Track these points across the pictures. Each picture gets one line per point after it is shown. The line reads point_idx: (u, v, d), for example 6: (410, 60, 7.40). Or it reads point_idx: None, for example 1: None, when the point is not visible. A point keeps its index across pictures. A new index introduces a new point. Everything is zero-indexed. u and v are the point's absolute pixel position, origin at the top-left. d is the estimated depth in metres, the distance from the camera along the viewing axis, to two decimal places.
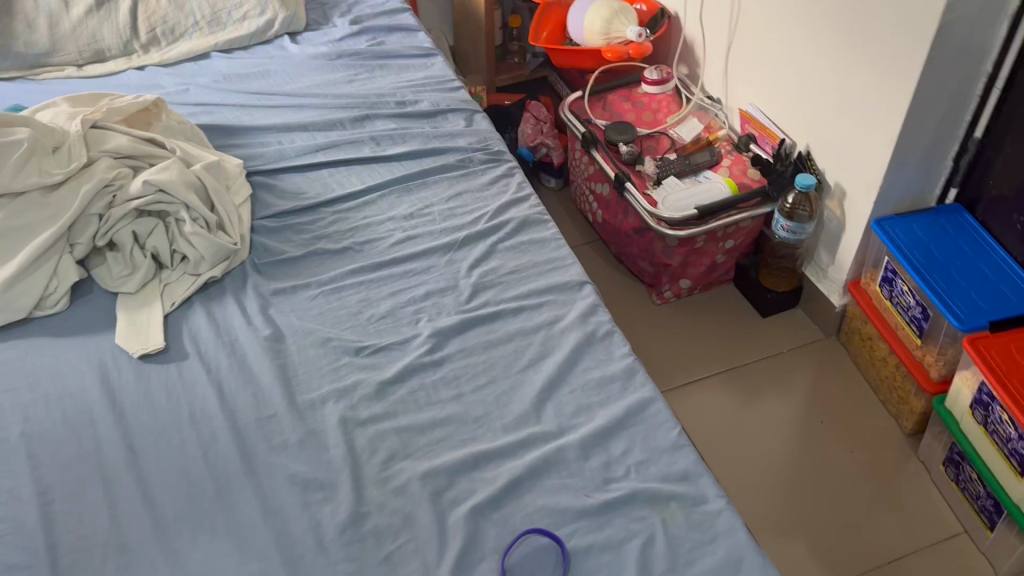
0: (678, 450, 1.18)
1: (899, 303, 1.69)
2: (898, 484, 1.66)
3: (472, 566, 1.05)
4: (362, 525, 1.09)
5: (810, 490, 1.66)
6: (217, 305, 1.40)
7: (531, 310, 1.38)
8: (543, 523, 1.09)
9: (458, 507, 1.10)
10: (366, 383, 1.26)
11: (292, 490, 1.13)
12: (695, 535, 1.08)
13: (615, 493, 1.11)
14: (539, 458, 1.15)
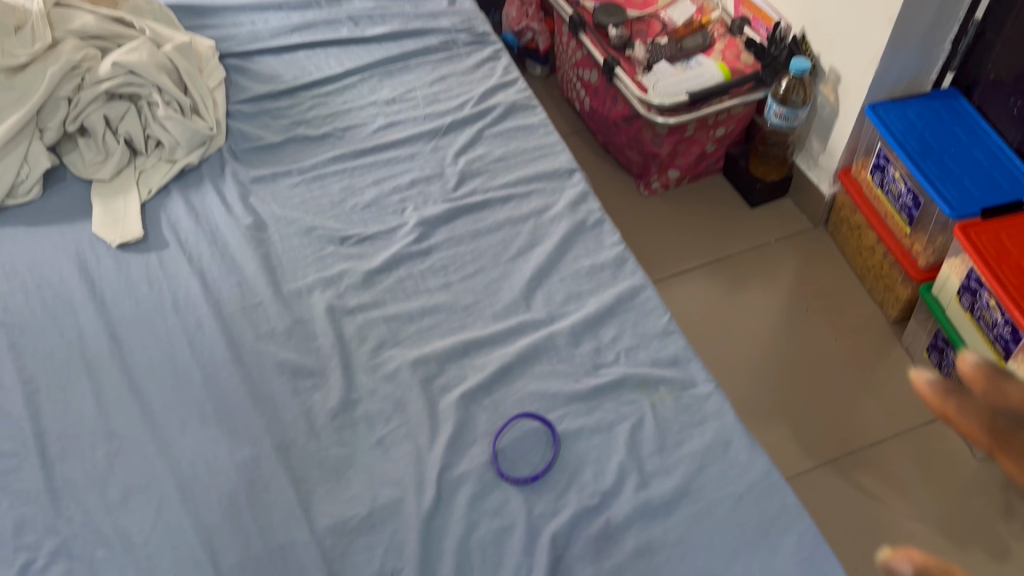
0: (668, 336, 1.17)
1: (890, 190, 1.67)
2: (883, 370, 1.68)
3: (464, 450, 1.05)
4: (352, 411, 1.09)
5: (795, 375, 1.68)
6: (195, 192, 1.36)
7: (520, 198, 1.34)
8: (534, 407, 1.10)
9: (448, 393, 1.10)
10: (352, 272, 1.23)
11: (280, 377, 1.12)
12: (683, 418, 1.08)
13: (605, 378, 1.11)
14: (529, 344, 1.15)
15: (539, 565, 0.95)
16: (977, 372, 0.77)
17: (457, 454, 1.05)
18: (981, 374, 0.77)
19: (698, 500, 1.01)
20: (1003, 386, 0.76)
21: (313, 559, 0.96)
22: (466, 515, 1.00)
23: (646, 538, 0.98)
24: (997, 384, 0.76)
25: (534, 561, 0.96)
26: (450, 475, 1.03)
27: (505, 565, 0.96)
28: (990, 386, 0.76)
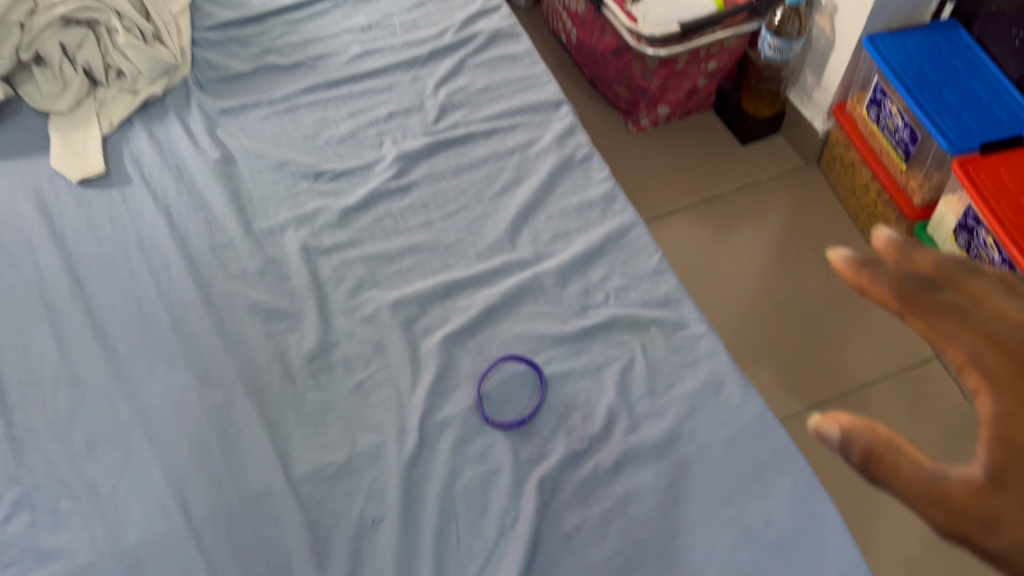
0: (659, 276, 1.11)
1: (886, 126, 1.62)
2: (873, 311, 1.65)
3: (447, 393, 1.01)
4: (329, 354, 1.04)
5: (785, 315, 1.65)
6: (160, 125, 1.28)
7: (504, 132, 1.27)
8: (520, 350, 1.05)
9: (430, 336, 1.05)
10: (327, 209, 1.17)
11: (253, 320, 1.06)
12: (675, 359, 1.04)
13: (594, 319, 1.07)
14: (514, 285, 1.09)
15: (526, 512, 0.92)
16: (895, 245, 0.61)
17: (441, 398, 1.00)
18: (895, 248, 0.61)
19: (690, 443, 0.98)
20: (914, 257, 0.60)
21: (289, 508, 0.92)
22: (450, 461, 0.96)
23: (635, 483, 0.95)
24: (909, 255, 0.60)
25: (519, 508, 0.93)
26: (433, 420, 0.99)
27: (490, 511, 0.93)
28: (906, 259, 0.60)
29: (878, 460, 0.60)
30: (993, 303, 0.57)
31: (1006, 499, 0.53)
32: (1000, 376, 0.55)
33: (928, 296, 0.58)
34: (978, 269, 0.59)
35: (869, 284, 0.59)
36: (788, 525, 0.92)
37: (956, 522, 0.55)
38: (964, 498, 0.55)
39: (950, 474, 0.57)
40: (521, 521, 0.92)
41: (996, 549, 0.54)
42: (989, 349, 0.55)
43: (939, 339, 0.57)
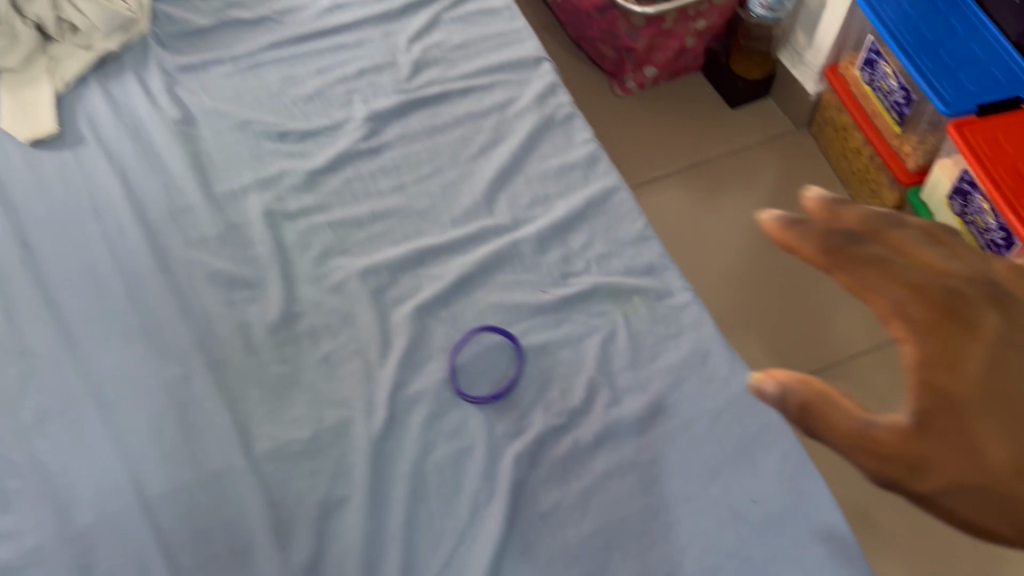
0: (643, 243, 1.06)
1: (880, 88, 1.56)
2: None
3: (419, 365, 0.96)
4: (294, 325, 0.98)
5: (775, 284, 1.60)
6: (116, 83, 1.21)
7: (481, 92, 1.21)
8: (496, 320, 1.00)
9: (401, 305, 1.00)
10: (293, 171, 1.11)
11: (214, 289, 1.01)
12: (659, 329, 0.99)
13: (574, 288, 1.01)
14: (490, 252, 1.04)
15: (501, 490, 0.87)
16: (823, 204, 0.58)
17: (412, 370, 0.95)
18: (823, 207, 0.58)
19: (674, 417, 0.93)
20: (840, 213, 0.58)
21: (250, 487, 0.87)
22: (421, 437, 0.91)
23: (617, 459, 0.90)
24: (836, 213, 0.57)
25: (494, 485, 0.88)
26: (404, 394, 0.93)
27: (463, 489, 0.88)
28: (832, 216, 0.58)
29: (815, 414, 0.55)
30: (912, 253, 0.55)
31: (935, 444, 0.52)
32: (922, 324, 0.53)
33: (853, 249, 0.55)
34: (898, 220, 0.57)
35: (796, 242, 0.56)
36: (776, 502, 0.88)
37: (883, 465, 0.52)
38: (892, 442, 0.52)
39: (881, 421, 0.53)
40: (495, 499, 0.87)
41: (922, 490, 0.52)
42: (913, 299, 0.53)
43: (860, 289, 0.54)
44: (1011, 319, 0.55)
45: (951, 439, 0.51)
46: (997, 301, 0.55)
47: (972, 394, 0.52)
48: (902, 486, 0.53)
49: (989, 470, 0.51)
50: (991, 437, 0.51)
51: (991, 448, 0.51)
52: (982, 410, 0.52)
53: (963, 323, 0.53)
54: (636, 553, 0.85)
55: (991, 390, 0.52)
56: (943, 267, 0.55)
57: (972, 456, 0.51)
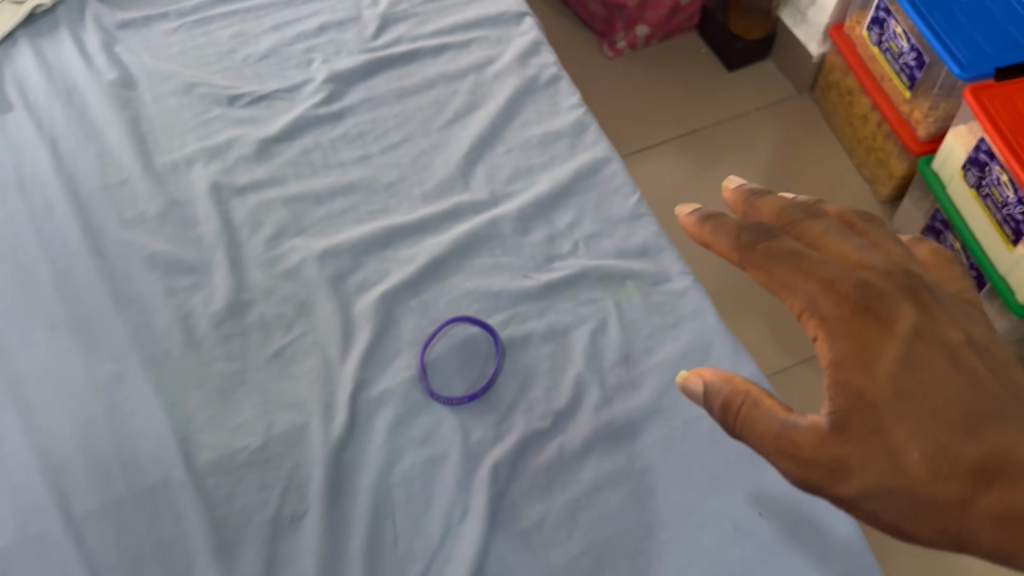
0: (637, 221, 0.94)
1: (889, 48, 1.43)
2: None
3: (385, 362, 0.85)
4: (243, 316, 0.87)
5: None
6: (48, 41, 1.08)
7: (456, 51, 1.08)
8: (472, 310, 0.89)
9: (365, 294, 0.89)
10: (244, 141, 0.98)
11: (152, 276, 0.89)
12: (654, 319, 0.88)
13: (560, 273, 0.90)
14: (466, 232, 0.92)
15: (477, 506, 0.77)
16: (745, 200, 0.67)
17: (377, 368, 0.84)
18: (746, 203, 0.67)
19: (672, 419, 0.82)
20: (758, 207, 0.67)
21: (190, 503, 0.76)
22: (386, 444, 0.80)
23: (608, 468, 0.79)
24: (754, 206, 0.66)
25: (469, 500, 0.78)
26: (367, 395, 0.83)
27: (434, 504, 0.78)
28: (749, 209, 0.67)
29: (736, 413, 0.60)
30: (828, 247, 0.61)
31: (851, 449, 0.54)
32: (833, 321, 0.57)
33: (768, 245, 0.60)
34: (816, 216, 0.63)
35: (713, 239, 0.64)
36: (788, 516, 0.78)
37: (806, 470, 0.55)
38: (807, 445, 0.55)
39: (800, 422, 0.56)
40: (471, 516, 0.76)
41: (846, 493, 0.54)
42: (824, 295, 0.57)
43: (778, 287, 0.60)
44: (930, 313, 0.57)
45: (866, 439, 0.54)
46: (916, 295, 0.58)
47: (889, 390, 0.54)
48: (823, 489, 0.55)
49: (911, 472, 0.52)
50: (909, 438, 0.53)
51: (910, 452, 0.53)
52: (899, 411, 0.53)
53: (878, 318, 0.56)
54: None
55: (907, 387, 0.54)
56: (856, 259, 0.59)
57: (892, 457, 0.53)
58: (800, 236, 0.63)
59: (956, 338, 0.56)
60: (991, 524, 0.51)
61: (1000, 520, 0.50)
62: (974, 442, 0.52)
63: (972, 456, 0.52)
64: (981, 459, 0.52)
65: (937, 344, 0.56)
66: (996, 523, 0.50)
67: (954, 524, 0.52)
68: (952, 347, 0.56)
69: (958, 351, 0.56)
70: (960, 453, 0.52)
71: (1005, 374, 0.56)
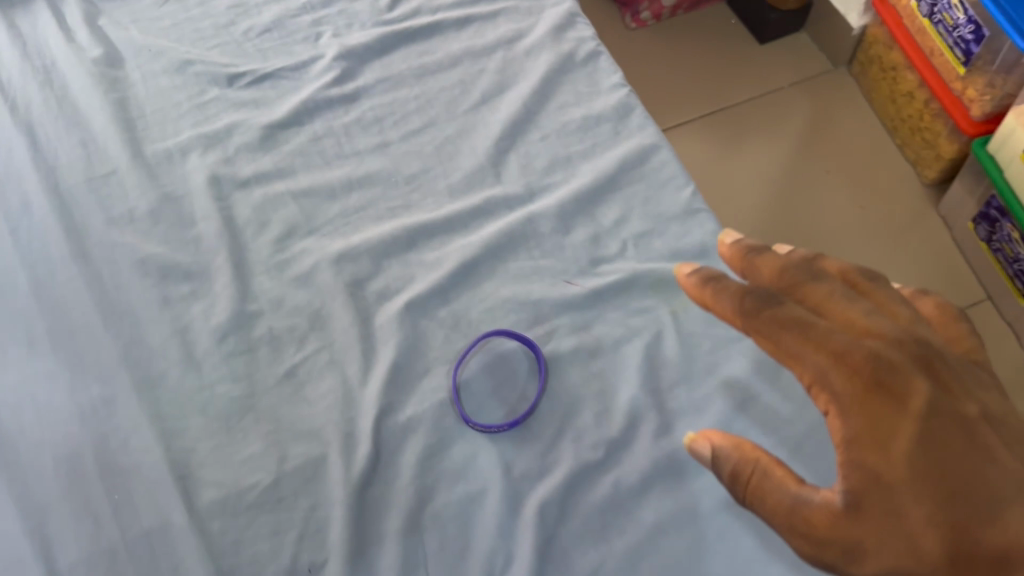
0: (692, 218, 0.83)
1: (941, 21, 1.29)
2: (908, 238, 1.43)
3: (412, 384, 0.75)
4: (249, 329, 0.76)
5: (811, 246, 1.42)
6: (23, 12, 0.96)
7: (483, 23, 0.96)
8: (510, 322, 0.78)
9: (387, 304, 0.78)
10: (245, 126, 0.87)
11: (144, 283, 0.78)
12: (716, 332, 0.78)
13: (608, 279, 0.79)
14: (500, 231, 0.81)
15: (522, 554, 0.67)
16: (741, 253, 0.67)
17: (402, 391, 0.74)
18: (742, 255, 0.67)
19: None
20: (756, 263, 0.66)
21: (192, 552, 0.66)
22: (415, 481, 0.70)
23: (671, 508, 0.69)
24: (754, 262, 0.66)
25: (512, 546, 0.67)
26: (393, 422, 0.72)
27: (472, 552, 0.68)
28: (749, 266, 0.66)
29: (749, 483, 0.57)
30: (832, 310, 0.60)
31: (868, 529, 0.51)
32: (842, 393, 0.55)
33: (772, 311, 0.60)
34: (820, 276, 0.62)
35: (717, 303, 0.65)
36: None
37: (817, 549, 0.53)
38: (825, 524, 0.52)
39: (813, 497, 0.54)
40: (516, 565, 0.66)
41: (862, 575, 0.52)
42: (834, 367, 0.56)
43: (786, 355, 0.58)
44: (943, 385, 0.55)
45: (882, 520, 0.51)
46: (929, 364, 0.55)
47: (904, 473, 0.51)
48: (838, 568, 0.53)
49: (929, 562, 0.49)
50: (927, 525, 0.50)
51: (929, 540, 0.50)
52: (914, 490, 0.51)
53: (889, 393, 0.54)
54: None
55: (925, 468, 0.51)
56: (863, 325, 0.58)
57: (909, 544, 0.50)
58: (804, 298, 0.61)
59: (972, 412, 0.53)
60: None
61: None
62: (995, 529, 0.49)
63: (989, 545, 0.49)
64: (1001, 548, 0.49)
65: (951, 418, 0.53)
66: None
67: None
68: (967, 422, 0.53)
69: (975, 426, 0.53)
70: (979, 542, 0.49)
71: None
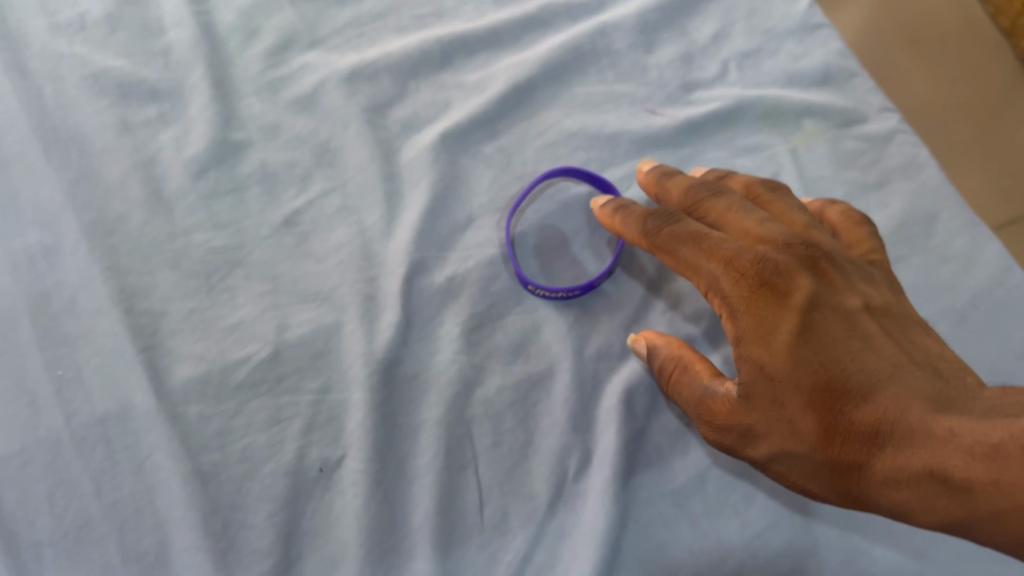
0: (813, 35, 0.64)
1: None
2: None
3: (452, 237, 0.56)
4: (236, 164, 0.58)
5: (957, 82, 0.80)
6: None
7: None
8: (579, 160, 0.59)
9: (417, 136, 0.60)
10: None
11: (96, 104, 0.59)
12: (849, 177, 0.60)
13: (707, 108, 0.61)
14: (562, 46, 0.62)
15: (603, 453, 0.50)
16: (653, 178, 0.54)
17: (441, 244, 0.56)
18: (656, 178, 0.54)
19: None
20: (668, 189, 0.53)
21: (162, 446, 0.49)
22: (460, 358, 0.52)
23: None
24: (664, 187, 0.53)
25: (590, 443, 0.51)
26: (429, 283, 0.55)
27: (539, 449, 0.51)
28: (661, 192, 0.53)
29: (669, 376, 0.49)
30: (731, 222, 0.49)
31: (757, 417, 0.45)
32: (734, 300, 0.46)
33: (670, 228, 0.49)
34: (720, 186, 0.51)
35: (622, 227, 0.52)
36: None
37: (720, 436, 0.47)
38: (724, 414, 0.46)
39: (718, 388, 0.47)
40: (596, 467, 0.50)
41: (758, 457, 0.46)
42: (723, 273, 0.47)
43: (683, 268, 0.49)
44: (832, 280, 0.46)
45: (765, 409, 0.44)
46: (817, 261, 0.47)
47: (785, 365, 0.44)
48: (741, 453, 0.47)
49: (808, 443, 0.43)
50: (806, 410, 0.43)
51: (807, 423, 0.43)
52: (799, 379, 0.43)
53: (775, 291, 0.45)
54: (844, 562, 0.49)
55: (808, 360, 0.44)
56: (758, 232, 0.48)
57: (789, 429, 0.44)
58: (705, 215, 0.50)
59: (855, 304, 0.46)
60: (891, 489, 0.41)
61: (897, 489, 0.41)
62: (865, 408, 0.42)
63: (863, 421, 0.42)
64: (874, 424, 0.42)
65: (836, 310, 0.45)
66: (893, 490, 0.41)
67: (856, 490, 0.43)
68: (851, 315, 0.45)
69: (859, 318, 0.45)
70: (851, 422, 0.42)
71: (910, 340, 0.45)
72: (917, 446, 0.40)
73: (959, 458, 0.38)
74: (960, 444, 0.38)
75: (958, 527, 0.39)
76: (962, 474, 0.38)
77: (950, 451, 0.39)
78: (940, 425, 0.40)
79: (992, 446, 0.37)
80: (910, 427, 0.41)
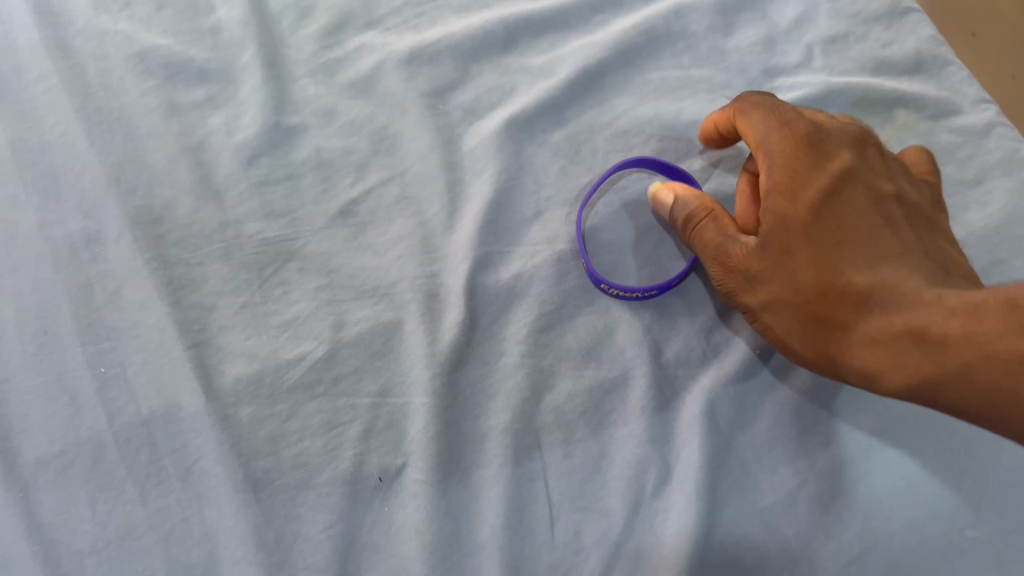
0: (904, 19, 0.60)
1: None
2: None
3: (518, 231, 0.53)
4: (288, 150, 0.54)
5: None
6: None
7: None
8: (653, 151, 0.55)
9: (480, 123, 0.56)
10: None
11: (141, 84, 0.56)
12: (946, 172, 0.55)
13: (790, 98, 0.57)
14: (635, 29, 0.58)
15: (684, 469, 0.46)
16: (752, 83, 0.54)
17: (507, 238, 0.52)
18: None
19: None
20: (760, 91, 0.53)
21: (211, 451, 0.46)
22: (528, 362, 0.49)
23: (895, 408, 0.48)
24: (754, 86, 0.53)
25: (669, 457, 0.47)
26: (493, 280, 0.51)
27: (613, 462, 0.47)
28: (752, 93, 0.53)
29: (695, 225, 0.48)
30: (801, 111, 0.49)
31: (764, 266, 0.45)
32: (776, 153, 0.45)
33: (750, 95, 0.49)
34: None
35: (710, 116, 0.52)
36: None
37: (728, 280, 0.47)
38: (739, 258, 0.46)
39: (740, 238, 0.47)
40: (677, 484, 0.46)
41: (753, 307, 0.46)
42: (776, 131, 0.46)
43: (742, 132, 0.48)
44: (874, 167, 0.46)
45: (774, 261, 0.44)
46: (865, 147, 0.46)
47: (805, 218, 0.44)
48: (739, 302, 0.47)
49: (802, 294, 0.43)
50: (811, 266, 0.43)
51: (808, 277, 0.43)
52: (815, 236, 0.43)
53: (821, 154, 0.45)
54: None
55: (831, 219, 0.43)
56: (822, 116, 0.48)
57: (788, 280, 0.44)
58: None
59: (888, 190, 0.45)
60: (868, 348, 0.41)
61: (874, 348, 0.41)
62: (867, 272, 0.42)
63: (863, 285, 0.42)
64: (869, 289, 0.41)
65: (870, 187, 0.45)
66: (869, 350, 0.41)
67: (833, 349, 0.43)
68: (881, 196, 0.44)
69: (889, 202, 0.44)
70: (849, 281, 0.42)
71: (934, 241, 0.45)
72: (904, 308, 0.40)
73: (941, 315, 0.39)
74: (946, 305, 0.39)
75: (921, 391, 0.39)
76: (940, 329, 0.38)
77: (933, 311, 0.39)
78: (932, 292, 0.40)
79: (973, 306, 0.38)
80: (908, 292, 0.40)
